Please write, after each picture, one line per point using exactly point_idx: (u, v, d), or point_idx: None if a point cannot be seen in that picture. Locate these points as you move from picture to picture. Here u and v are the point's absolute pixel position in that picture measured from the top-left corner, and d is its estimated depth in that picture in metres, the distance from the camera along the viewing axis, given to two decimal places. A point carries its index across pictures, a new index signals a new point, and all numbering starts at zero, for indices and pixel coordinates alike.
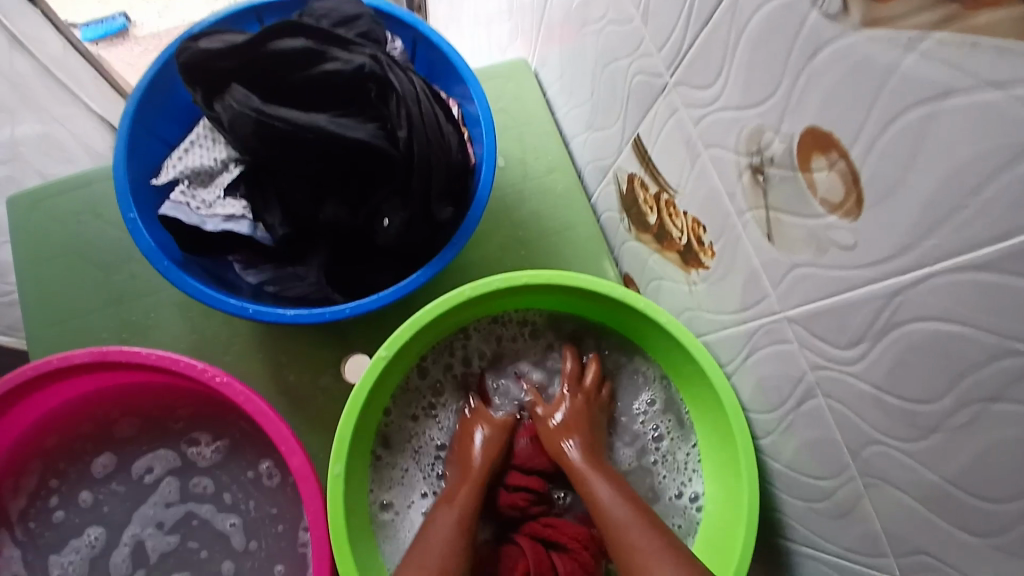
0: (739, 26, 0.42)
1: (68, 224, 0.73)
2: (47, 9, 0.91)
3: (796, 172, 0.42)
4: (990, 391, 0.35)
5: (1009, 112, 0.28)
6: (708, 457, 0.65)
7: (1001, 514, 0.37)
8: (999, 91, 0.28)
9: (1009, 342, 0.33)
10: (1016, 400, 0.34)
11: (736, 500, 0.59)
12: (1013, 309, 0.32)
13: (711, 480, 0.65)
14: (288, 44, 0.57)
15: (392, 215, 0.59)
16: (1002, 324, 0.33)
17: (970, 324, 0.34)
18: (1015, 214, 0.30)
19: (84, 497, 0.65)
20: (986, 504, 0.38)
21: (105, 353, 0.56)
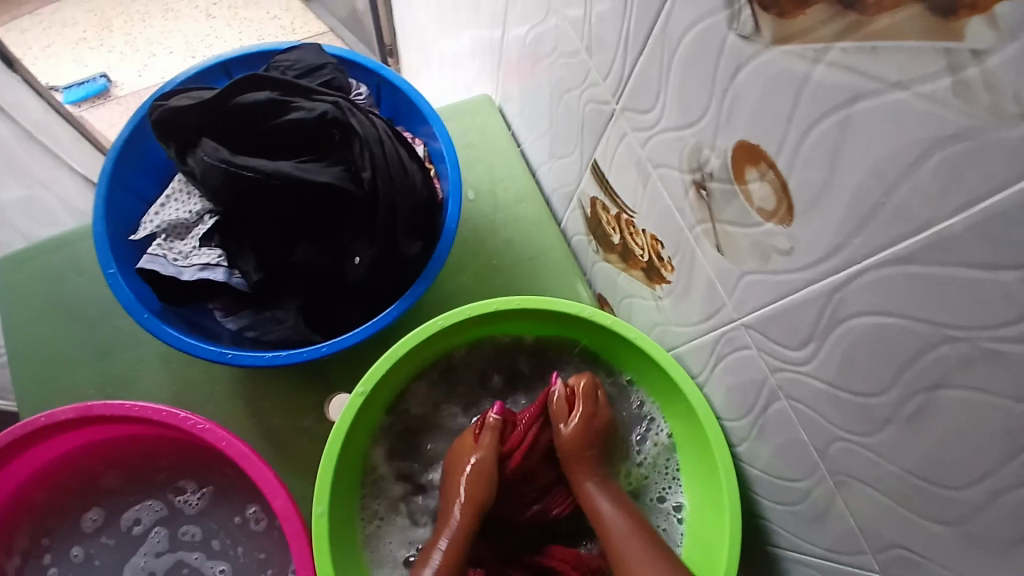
0: (670, 51, 0.45)
1: (51, 284, 0.74)
2: (26, 74, 0.94)
3: (735, 185, 0.44)
4: (934, 378, 0.36)
5: (913, 108, 0.30)
6: (690, 472, 0.65)
7: (964, 501, 0.37)
8: (903, 90, 0.30)
9: (944, 328, 0.34)
10: (958, 385, 0.34)
11: (720, 517, 0.59)
12: (941, 297, 0.33)
13: (692, 494, 0.65)
14: (254, 98, 0.60)
15: (362, 253, 0.61)
16: (935, 313, 0.34)
17: (906, 315, 0.36)
18: (932, 205, 0.31)
19: (75, 552, 0.65)
20: (948, 492, 0.38)
21: (89, 408, 0.57)
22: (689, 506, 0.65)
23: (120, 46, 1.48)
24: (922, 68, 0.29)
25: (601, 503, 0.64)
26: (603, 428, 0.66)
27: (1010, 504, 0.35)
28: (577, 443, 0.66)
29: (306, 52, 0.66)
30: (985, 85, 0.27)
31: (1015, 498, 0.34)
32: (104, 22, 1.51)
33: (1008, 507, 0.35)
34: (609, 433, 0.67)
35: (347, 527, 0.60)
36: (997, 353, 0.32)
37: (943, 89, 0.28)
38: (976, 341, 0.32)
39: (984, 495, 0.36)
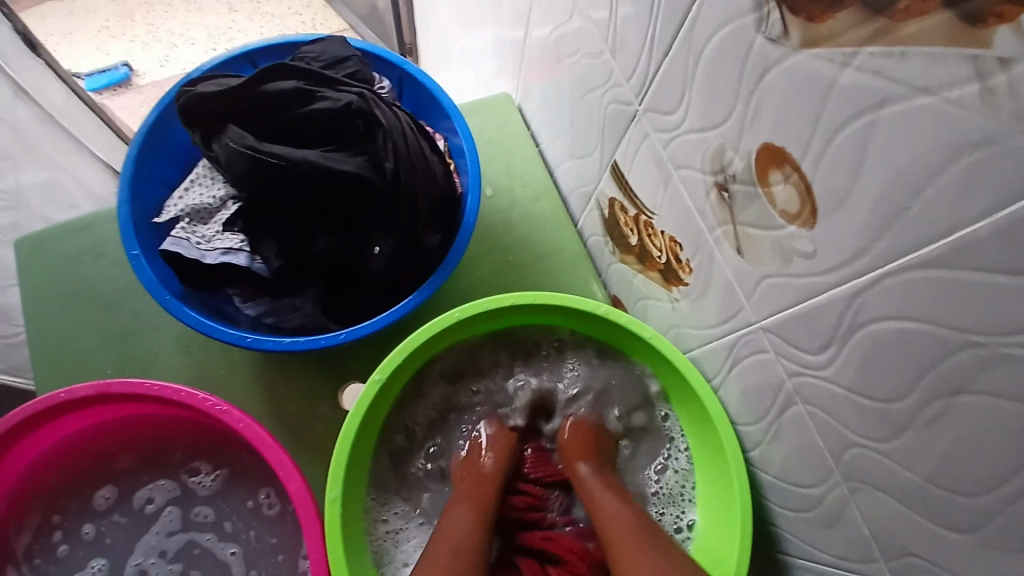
0: (696, 53, 0.45)
1: (71, 266, 0.75)
2: (51, 59, 0.96)
3: (758, 188, 0.44)
4: (955, 384, 0.36)
5: (942, 113, 0.30)
6: (702, 486, 0.66)
7: (982, 508, 0.37)
8: (931, 95, 0.30)
9: (967, 334, 0.34)
10: (980, 391, 0.34)
11: (729, 530, 0.59)
12: (966, 302, 0.33)
13: (704, 510, 0.65)
14: (280, 87, 0.61)
15: (382, 243, 0.62)
16: (959, 318, 0.34)
17: (928, 320, 0.36)
18: (959, 209, 0.31)
19: (87, 530, 0.66)
20: (965, 499, 0.38)
21: (108, 387, 0.57)
22: (700, 521, 0.66)
23: (142, 36, 1.50)
24: (950, 74, 0.29)
25: (596, 485, 0.64)
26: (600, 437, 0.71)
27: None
28: (575, 444, 0.70)
29: (331, 44, 0.67)
30: (1015, 90, 0.27)
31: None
32: (128, 12, 1.53)
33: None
34: (602, 442, 0.70)
35: (360, 515, 0.61)
36: (1019, 358, 0.32)
37: (971, 95, 0.29)
38: (998, 346, 0.32)
39: (1001, 502, 0.36)
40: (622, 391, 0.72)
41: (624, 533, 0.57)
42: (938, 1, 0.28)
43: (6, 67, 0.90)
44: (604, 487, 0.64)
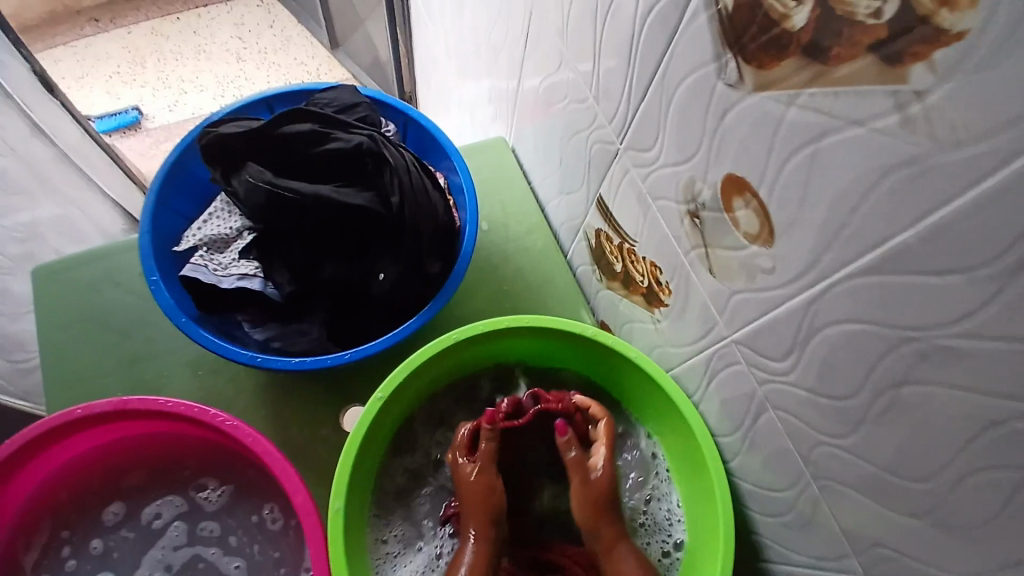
0: (668, 96, 0.52)
1: (89, 293, 0.80)
2: (66, 100, 1.04)
3: (724, 213, 0.50)
4: (900, 377, 0.40)
5: (869, 142, 0.35)
6: (688, 504, 0.69)
7: (935, 492, 0.41)
8: (861, 126, 0.36)
9: (905, 331, 0.38)
10: (919, 382, 0.39)
11: (714, 542, 0.62)
12: (901, 304, 0.38)
13: (691, 527, 0.68)
14: (297, 129, 0.67)
15: (386, 270, 0.67)
16: (898, 318, 0.38)
17: (874, 322, 0.40)
18: (890, 222, 0.36)
19: (95, 544, 0.68)
20: (920, 485, 0.42)
21: (124, 403, 0.61)
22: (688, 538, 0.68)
23: (152, 82, 1.58)
24: (875, 106, 0.34)
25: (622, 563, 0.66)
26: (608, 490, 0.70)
27: (971, 493, 0.38)
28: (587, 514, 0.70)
29: (343, 92, 0.74)
30: (923, 120, 0.32)
31: (975, 486, 0.38)
32: (139, 60, 1.61)
33: (970, 495, 0.39)
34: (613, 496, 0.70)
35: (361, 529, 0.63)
36: (949, 351, 0.36)
37: (894, 123, 0.34)
38: (931, 339, 0.37)
39: (949, 485, 0.40)
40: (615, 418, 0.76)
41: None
42: (866, 47, 0.33)
43: (27, 109, 0.99)
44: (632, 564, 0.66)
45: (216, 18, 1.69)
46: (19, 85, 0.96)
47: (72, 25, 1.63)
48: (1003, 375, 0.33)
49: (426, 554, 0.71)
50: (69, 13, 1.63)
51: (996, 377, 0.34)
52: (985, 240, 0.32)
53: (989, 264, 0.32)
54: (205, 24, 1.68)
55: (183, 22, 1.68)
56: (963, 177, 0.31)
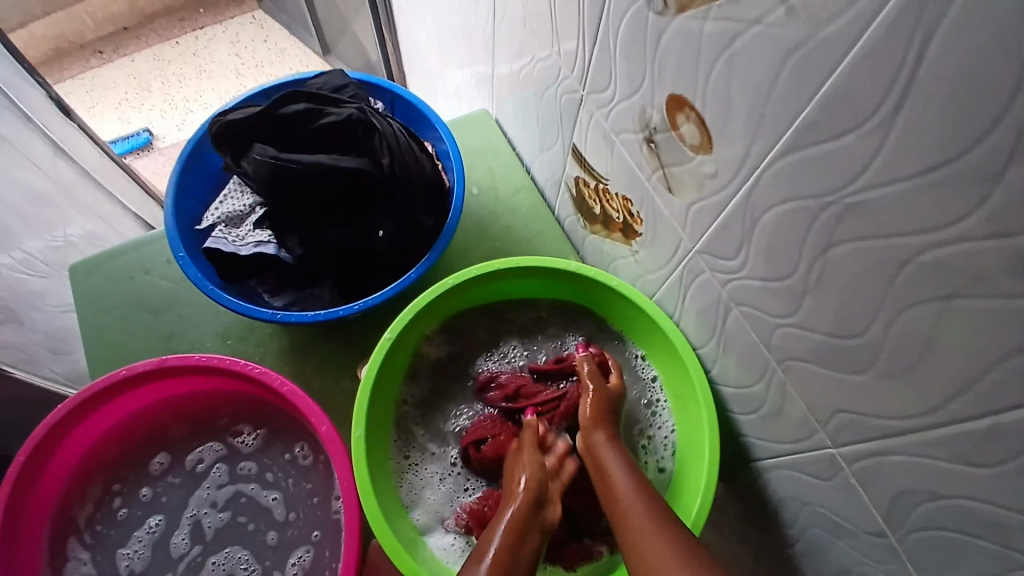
0: (614, 34, 0.58)
1: (120, 279, 0.88)
2: (82, 123, 1.14)
3: (671, 131, 0.57)
4: (825, 242, 0.46)
5: (769, 37, 0.42)
6: (678, 416, 0.74)
7: (869, 344, 0.47)
8: (760, 24, 0.42)
9: (820, 199, 0.44)
10: (840, 242, 0.44)
11: (700, 442, 0.69)
12: (813, 174, 0.44)
13: (681, 437, 0.73)
14: (294, 109, 0.74)
15: (385, 227, 0.74)
16: (814, 188, 0.44)
17: (798, 197, 0.46)
18: (796, 102, 0.42)
19: (144, 492, 0.76)
20: (857, 341, 0.48)
21: (164, 360, 0.70)
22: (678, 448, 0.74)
23: (159, 104, 1.68)
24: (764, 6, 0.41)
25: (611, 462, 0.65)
26: (614, 405, 0.72)
27: (898, 334, 0.44)
28: (592, 417, 0.69)
29: (332, 76, 0.81)
30: (803, 4, 0.38)
31: (902, 325, 0.43)
32: (144, 85, 1.71)
33: (899, 335, 0.44)
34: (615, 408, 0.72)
35: (383, 455, 0.72)
36: (855, 206, 0.42)
37: (783, 15, 0.40)
38: (841, 199, 0.42)
39: (876, 333, 0.45)
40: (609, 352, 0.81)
41: (640, 523, 0.56)
42: None
43: (45, 130, 1.08)
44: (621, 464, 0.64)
45: (213, 39, 1.78)
46: (44, 113, 1.06)
47: (78, 58, 1.74)
48: (898, 215, 0.39)
49: (445, 462, 0.77)
50: (73, 47, 1.74)
51: (897, 217, 0.39)
52: (865, 95, 0.37)
53: (874, 113, 0.37)
54: (203, 45, 1.78)
55: (182, 46, 1.78)
56: (841, 45, 0.37)
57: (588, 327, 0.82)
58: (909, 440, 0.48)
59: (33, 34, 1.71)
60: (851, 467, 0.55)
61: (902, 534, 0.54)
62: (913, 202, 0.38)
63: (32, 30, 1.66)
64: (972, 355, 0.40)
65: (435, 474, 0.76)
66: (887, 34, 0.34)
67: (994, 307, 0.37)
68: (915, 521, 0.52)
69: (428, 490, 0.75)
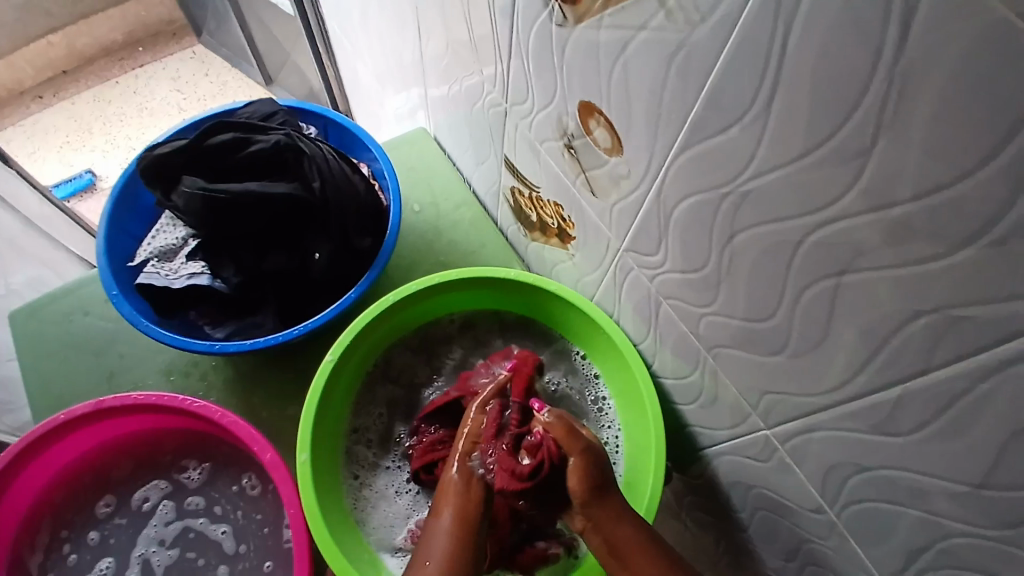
0: (525, 47, 0.60)
1: (60, 323, 0.86)
2: (19, 168, 1.14)
3: (587, 136, 0.59)
4: (730, 231, 0.48)
5: (654, 41, 0.44)
6: (623, 412, 0.75)
7: (781, 325, 0.49)
8: (646, 30, 0.44)
9: (719, 190, 0.46)
10: (743, 228, 0.46)
11: (645, 434, 0.70)
12: (710, 167, 0.46)
13: (627, 432, 0.74)
14: (221, 139, 0.74)
15: (321, 249, 0.75)
16: (712, 180, 0.46)
17: (702, 190, 0.48)
18: (686, 100, 0.44)
19: (92, 536, 0.74)
20: (769, 324, 0.50)
21: (103, 401, 0.69)
22: (625, 444, 0.75)
23: (101, 145, 1.66)
24: (646, 13, 0.43)
25: (620, 538, 0.60)
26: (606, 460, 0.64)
27: (803, 313, 0.46)
28: (587, 484, 0.61)
29: (261, 104, 0.82)
30: (678, 7, 0.40)
31: (805, 305, 0.45)
32: (85, 126, 1.69)
33: (805, 314, 0.46)
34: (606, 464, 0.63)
35: (333, 476, 0.72)
36: (749, 194, 0.44)
37: (663, 20, 0.42)
38: (736, 189, 0.45)
39: (785, 314, 0.47)
40: (557, 357, 0.82)
41: None
42: None
43: None
44: (628, 536, 0.60)
45: (153, 76, 1.78)
46: None
47: (16, 104, 1.69)
48: (787, 200, 0.41)
49: (402, 474, 0.77)
50: (11, 95, 1.70)
51: (788, 201, 0.41)
52: (742, 91, 0.40)
53: (752, 104, 0.40)
54: (143, 83, 1.77)
55: (122, 85, 1.76)
56: (715, 44, 0.39)
57: (535, 333, 0.84)
58: (829, 415, 0.49)
59: None
60: (784, 446, 0.57)
61: (839, 509, 0.55)
62: (798, 185, 0.40)
63: None
64: (869, 326, 0.42)
65: (392, 485, 0.77)
66: (749, 32, 0.37)
67: (882, 278, 0.39)
68: (848, 495, 0.52)
69: (382, 506, 0.75)
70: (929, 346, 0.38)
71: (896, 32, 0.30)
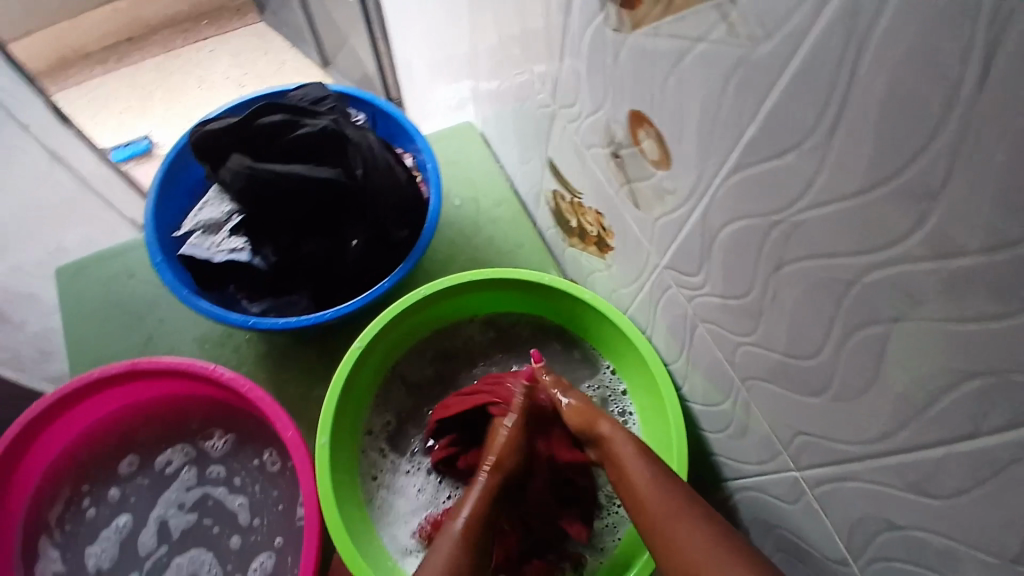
0: (578, 50, 0.58)
1: (105, 285, 0.89)
2: (77, 129, 1.17)
3: (635, 146, 0.57)
4: (778, 261, 0.45)
5: (714, 54, 0.41)
6: (648, 427, 0.73)
7: (824, 366, 0.46)
8: (705, 42, 0.41)
9: (770, 217, 0.44)
10: (793, 259, 0.44)
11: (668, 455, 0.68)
12: (763, 192, 0.43)
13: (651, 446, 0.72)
14: (271, 120, 0.75)
15: (358, 237, 0.75)
16: (762, 206, 0.44)
17: (751, 215, 0.45)
18: (742, 119, 0.42)
19: (113, 493, 0.77)
20: (811, 362, 0.47)
21: (136, 363, 0.71)
22: None
23: (160, 112, 1.71)
24: (707, 26, 0.41)
25: (623, 451, 0.61)
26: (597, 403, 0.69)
27: (849, 356, 0.43)
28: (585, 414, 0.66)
29: (313, 88, 0.82)
30: (741, 20, 0.38)
31: (852, 348, 0.42)
32: (147, 93, 1.75)
33: (852, 357, 0.43)
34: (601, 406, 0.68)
35: (350, 465, 0.72)
36: (802, 225, 0.41)
37: (725, 34, 0.39)
38: (788, 218, 0.42)
39: (830, 355, 0.45)
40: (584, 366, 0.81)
41: (663, 508, 0.54)
42: None
43: (41, 137, 1.12)
44: (630, 451, 0.61)
45: (215, 49, 1.83)
46: (37, 127, 1.11)
47: (80, 66, 1.82)
48: (842, 235, 0.39)
49: (422, 474, 0.77)
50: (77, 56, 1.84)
51: (842, 237, 0.39)
52: (804, 115, 0.37)
53: (814, 131, 0.37)
54: (206, 55, 1.82)
55: (184, 55, 1.83)
56: (779, 63, 0.37)
57: (564, 341, 0.82)
58: (865, 465, 0.47)
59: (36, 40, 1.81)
60: (813, 490, 0.54)
61: (864, 563, 0.52)
62: (855, 221, 0.37)
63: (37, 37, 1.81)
64: (918, 380, 0.39)
65: (412, 486, 0.76)
66: (819, 54, 0.34)
67: (939, 330, 0.36)
68: (876, 550, 0.49)
69: (400, 505, 0.75)
70: (981, 409, 0.35)
71: (980, 69, 0.27)
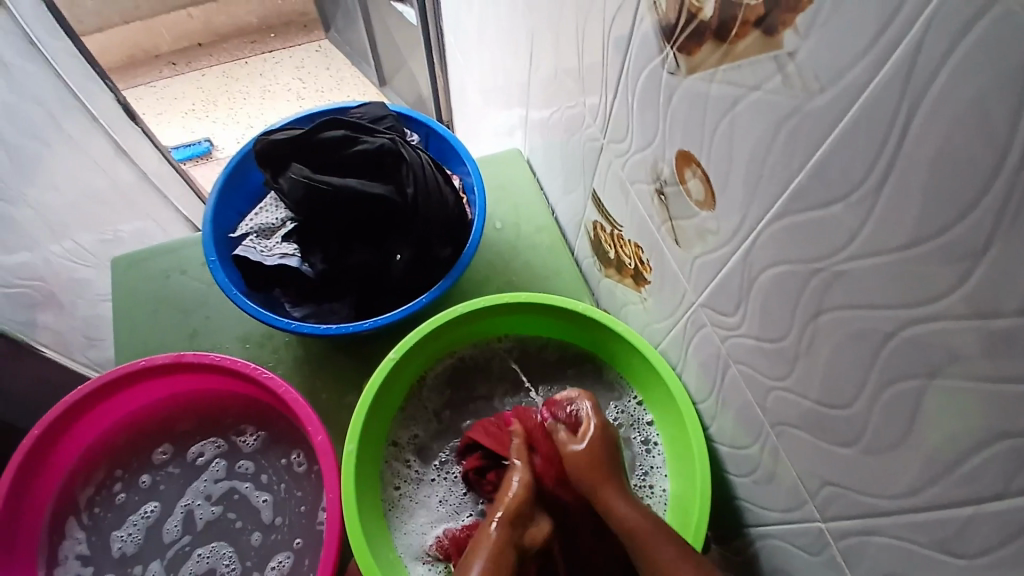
0: (632, 89, 0.61)
1: (158, 278, 0.94)
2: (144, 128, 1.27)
3: (680, 185, 0.58)
4: (816, 308, 0.46)
5: (766, 103, 0.43)
6: (672, 462, 0.73)
7: (856, 417, 0.46)
8: (758, 91, 0.43)
9: (812, 265, 0.44)
10: (831, 308, 0.44)
11: (691, 493, 0.67)
12: (806, 240, 0.44)
13: (675, 480, 0.72)
14: (332, 135, 0.79)
15: (403, 252, 0.78)
16: (804, 253, 0.45)
17: (792, 260, 0.46)
18: (790, 167, 0.43)
19: (144, 479, 0.80)
20: (843, 412, 0.47)
21: (182, 356, 0.75)
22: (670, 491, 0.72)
23: (222, 118, 1.80)
24: (761, 76, 0.42)
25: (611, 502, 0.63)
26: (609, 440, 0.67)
27: (881, 409, 0.43)
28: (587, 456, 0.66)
29: (373, 107, 0.86)
30: (797, 72, 0.39)
31: (886, 401, 0.42)
32: (210, 98, 1.84)
33: (885, 410, 0.43)
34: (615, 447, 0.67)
35: (374, 473, 0.74)
36: (842, 274, 0.42)
37: (780, 84, 0.41)
38: (829, 267, 0.43)
39: (863, 406, 0.45)
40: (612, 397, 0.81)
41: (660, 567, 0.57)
42: (750, 26, 0.41)
43: (110, 131, 1.21)
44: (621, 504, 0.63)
45: (280, 62, 1.92)
46: (110, 121, 1.21)
47: (150, 66, 1.94)
48: (882, 289, 0.39)
49: (446, 485, 0.78)
50: (148, 57, 1.96)
51: (883, 289, 0.39)
52: (852, 169, 0.38)
53: (861, 184, 0.38)
54: (270, 67, 1.91)
55: (250, 65, 1.92)
56: (830, 116, 0.38)
57: (594, 371, 0.83)
58: (892, 521, 0.46)
59: (111, 39, 1.94)
60: (837, 543, 0.53)
61: None
62: (898, 275, 0.38)
63: (112, 38, 1.94)
64: (950, 439, 0.39)
65: (434, 495, 0.78)
66: (871, 111, 0.35)
67: (975, 390, 0.36)
68: None
69: (419, 512, 0.76)
70: (1013, 472, 0.35)
71: None
